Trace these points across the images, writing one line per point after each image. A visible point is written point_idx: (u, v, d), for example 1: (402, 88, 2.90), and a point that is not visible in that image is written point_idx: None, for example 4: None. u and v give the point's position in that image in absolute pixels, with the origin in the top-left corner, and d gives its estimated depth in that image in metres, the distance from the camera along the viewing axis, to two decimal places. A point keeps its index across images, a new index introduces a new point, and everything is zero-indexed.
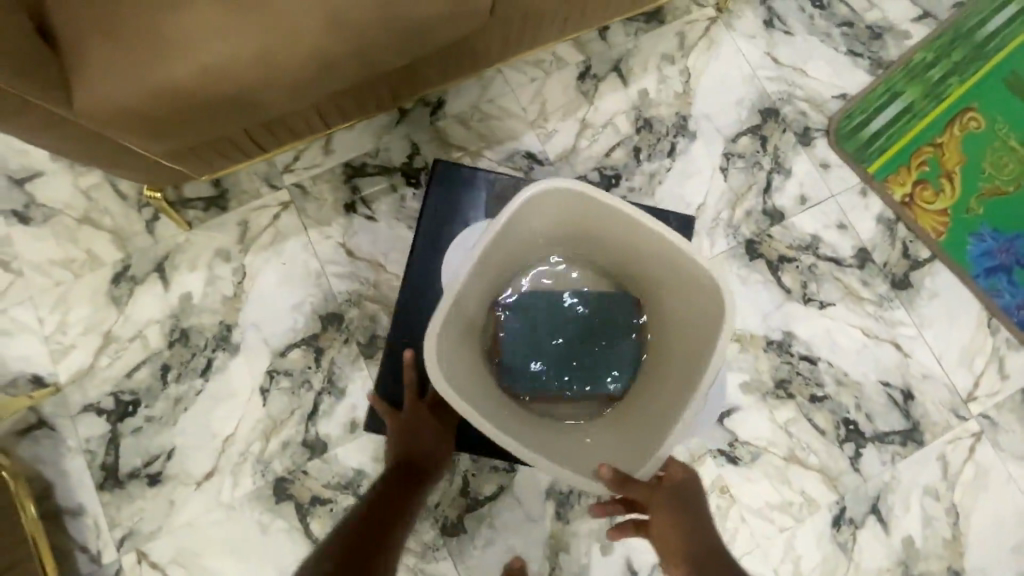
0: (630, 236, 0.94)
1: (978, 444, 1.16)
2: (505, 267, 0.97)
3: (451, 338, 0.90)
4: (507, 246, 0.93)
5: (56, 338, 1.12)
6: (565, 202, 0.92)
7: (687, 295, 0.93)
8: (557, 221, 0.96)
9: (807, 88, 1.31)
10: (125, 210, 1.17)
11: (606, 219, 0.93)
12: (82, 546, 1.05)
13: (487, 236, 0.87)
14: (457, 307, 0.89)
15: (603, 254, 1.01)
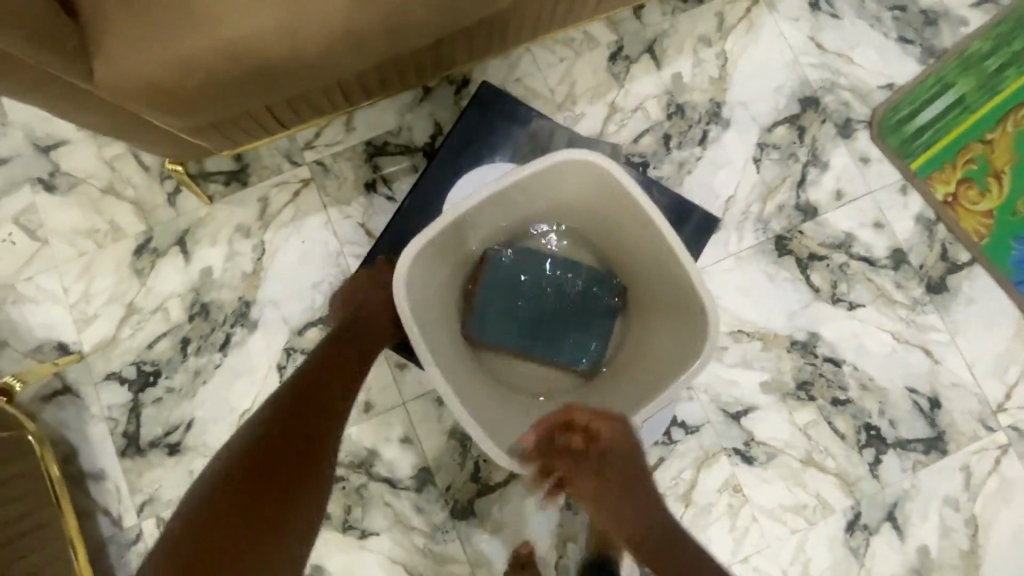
0: (644, 237, 0.94)
1: (1004, 456, 1.12)
2: (507, 224, 1.00)
3: (430, 266, 0.92)
4: (520, 196, 0.95)
5: (81, 307, 1.14)
6: (596, 182, 0.92)
7: (681, 312, 0.93)
8: (579, 197, 0.97)
9: (851, 77, 1.24)
10: (148, 181, 1.17)
11: (626, 212, 0.93)
12: (104, 510, 1.08)
13: (503, 178, 0.90)
14: (446, 235, 0.92)
15: (611, 246, 1.01)
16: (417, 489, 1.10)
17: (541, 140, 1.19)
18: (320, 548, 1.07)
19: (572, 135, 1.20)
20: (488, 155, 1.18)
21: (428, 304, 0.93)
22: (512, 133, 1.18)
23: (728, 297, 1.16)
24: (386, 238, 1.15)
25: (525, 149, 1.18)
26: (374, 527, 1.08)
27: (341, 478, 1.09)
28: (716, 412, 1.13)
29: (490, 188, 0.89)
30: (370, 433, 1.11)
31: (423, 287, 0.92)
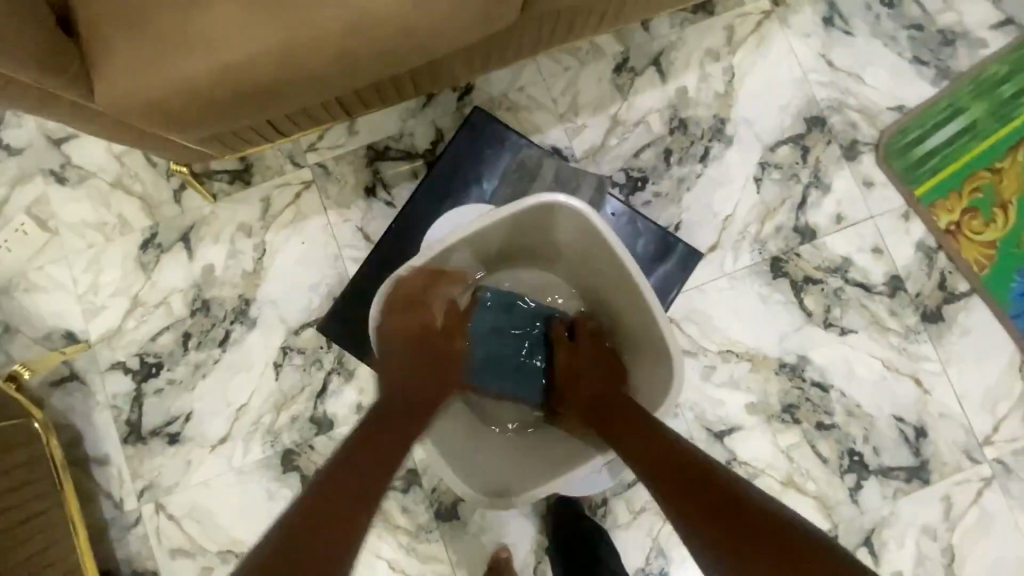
0: (620, 281, 0.94)
1: (987, 489, 1.13)
2: (489, 257, 1.01)
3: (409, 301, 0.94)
4: (501, 235, 0.96)
5: (89, 297, 1.18)
6: (579, 230, 0.93)
7: (652, 356, 0.95)
8: (560, 237, 0.98)
9: (861, 97, 1.21)
10: (155, 177, 1.20)
11: (603, 256, 0.94)
12: (107, 493, 1.14)
13: (483, 218, 0.91)
14: (428, 272, 0.94)
15: (591, 285, 1.02)
16: (403, 490, 1.13)
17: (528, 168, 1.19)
18: None
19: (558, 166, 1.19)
20: (477, 179, 1.19)
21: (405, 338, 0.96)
22: (502, 156, 1.19)
23: (720, 317, 1.17)
24: (384, 244, 1.17)
25: (513, 175, 1.19)
26: None
27: None
28: (700, 430, 1.15)
29: (469, 228, 0.90)
30: None
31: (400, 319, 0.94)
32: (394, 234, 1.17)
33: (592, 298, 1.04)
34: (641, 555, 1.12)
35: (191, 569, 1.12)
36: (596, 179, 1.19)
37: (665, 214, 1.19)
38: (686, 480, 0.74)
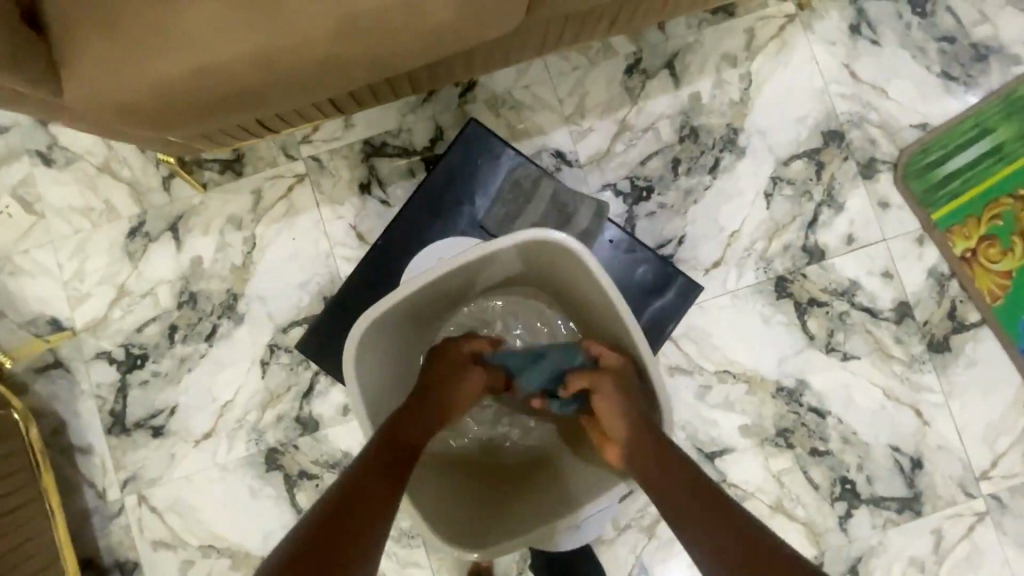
0: (615, 321, 0.88)
1: (979, 524, 1.11)
2: (477, 284, 0.96)
3: (389, 329, 0.89)
4: (490, 264, 0.90)
5: (74, 284, 1.15)
6: (572, 265, 0.86)
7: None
8: (556, 270, 0.91)
9: (882, 111, 1.16)
10: (144, 163, 1.16)
11: (597, 298, 0.88)
12: (90, 482, 1.13)
13: (472, 250, 0.84)
14: (410, 302, 0.88)
15: (585, 316, 0.97)
16: None
17: (524, 188, 1.11)
18: None
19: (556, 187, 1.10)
20: (469, 196, 1.11)
21: (382, 371, 0.90)
22: (497, 171, 1.11)
23: (719, 336, 1.13)
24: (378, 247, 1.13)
25: (507, 196, 1.10)
26: None
27: (316, 475, 1.13)
28: (691, 450, 1.13)
29: (456, 260, 0.83)
30: (347, 434, 1.13)
31: (377, 350, 0.88)
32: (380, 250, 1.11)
33: (585, 332, 0.99)
34: (623, 572, 1.11)
35: (172, 563, 1.12)
36: (599, 186, 1.14)
37: (669, 227, 1.14)
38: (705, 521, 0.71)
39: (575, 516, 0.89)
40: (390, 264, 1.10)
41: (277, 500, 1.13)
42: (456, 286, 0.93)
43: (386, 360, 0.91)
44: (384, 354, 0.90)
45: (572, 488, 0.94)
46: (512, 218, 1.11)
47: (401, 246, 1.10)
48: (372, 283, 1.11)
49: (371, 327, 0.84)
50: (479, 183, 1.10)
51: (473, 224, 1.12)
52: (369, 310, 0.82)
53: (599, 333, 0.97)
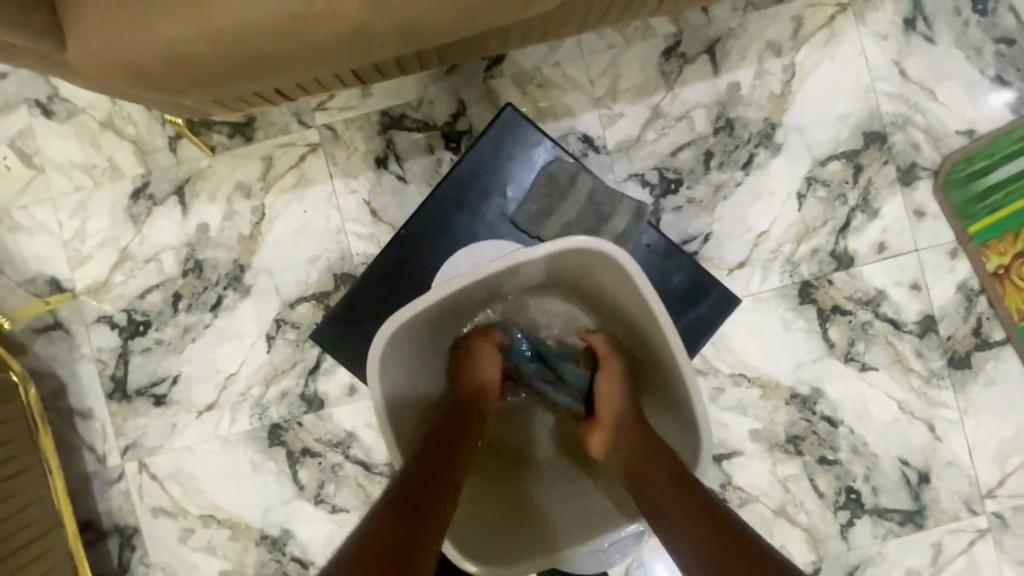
0: (654, 337, 0.82)
1: (980, 540, 1.11)
2: (507, 285, 0.90)
3: (413, 331, 0.84)
4: (523, 268, 0.84)
5: (75, 244, 1.11)
6: (612, 272, 0.81)
7: (679, 424, 0.83)
8: (595, 278, 0.86)
9: (929, 114, 1.10)
10: (151, 121, 1.11)
11: (638, 310, 0.82)
12: (89, 447, 1.12)
13: (506, 258, 0.78)
14: (438, 305, 0.83)
15: (620, 324, 0.91)
16: (390, 477, 1.11)
17: (559, 184, 0.98)
18: (291, 515, 1.11)
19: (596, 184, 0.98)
20: (500, 188, 0.98)
21: (406, 376, 0.86)
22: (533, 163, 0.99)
23: (737, 338, 1.11)
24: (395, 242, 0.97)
25: (541, 191, 0.98)
26: (344, 504, 1.11)
27: (318, 454, 1.11)
28: None
29: (490, 266, 0.78)
30: (351, 414, 1.11)
31: (401, 356, 0.84)
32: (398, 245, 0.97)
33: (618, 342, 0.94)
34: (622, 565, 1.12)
35: (171, 531, 1.11)
36: (626, 176, 1.09)
37: (695, 223, 1.10)
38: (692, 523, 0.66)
39: (596, 542, 0.83)
40: (412, 258, 0.98)
41: (278, 475, 1.11)
42: (486, 288, 0.88)
43: (409, 366, 0.86)
44: (405, 357, 0.85)
45: (592, 511, 0.87)
46: (545, 215, 0.99)
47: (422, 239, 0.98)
48: (388, 282, 0.98)
49: (396, 333, 0.79)
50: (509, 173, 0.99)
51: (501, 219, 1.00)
52: (396, 315, 0.78)
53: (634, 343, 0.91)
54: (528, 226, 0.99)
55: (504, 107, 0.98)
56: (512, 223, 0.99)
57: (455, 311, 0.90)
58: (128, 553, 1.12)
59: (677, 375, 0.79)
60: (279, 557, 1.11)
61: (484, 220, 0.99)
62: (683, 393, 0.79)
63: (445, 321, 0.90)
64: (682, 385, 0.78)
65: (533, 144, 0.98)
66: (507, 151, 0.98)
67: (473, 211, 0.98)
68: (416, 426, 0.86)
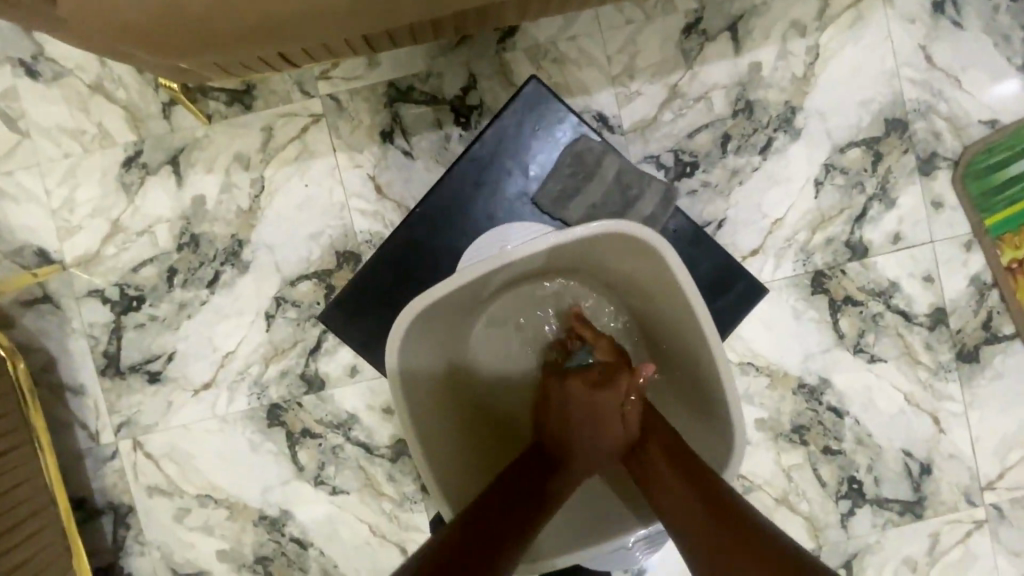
0: (682, 325, 0.81)
1: (976, 531, 1.12)
2: (529, 273, 0.88)
3: (433, 319, 0.82)
4: (548, 255, 0.82)
5: (64, 214, 1.06)
6: (641, 256, 0.79)
7: (706, 415, 0.81)
8: (624, 265, 0.84)
9: (952, 102, 1.08)
10: (144, 86, 1.05)
11: (668, 295, 0.80)
12: (81, 424, 1.09)
13: (532, 243, 0.76)
14: (459, 292, 0.81)
15: (645, 313, 0.89)
16: (392, 459, 1.09)
17: (586, 164, 0.94)
18: (290, 496, 1.09)
19: (623, 165, 0.95)
20: (519, 166, 0.95)
21: (426, 365, 0.83)
22: (555, 139, 0.95)
23: (747, 328, 1.09)
24: (408, 220, 0.93)
25: (565, 170, 0.94)
26: (344, 486, 1.09)
27: (319, 435, 1.09)
28: None
29: (519, 249, 0.76)
30: (353, 395, 1.09)
31: (421, 341, 0.81)
32: (414, 224, 0.93)
33: (642, 331, 0.92)
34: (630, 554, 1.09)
35: (166, 510, 1.09)
36: (640, 158, 1.06)
37: (709, 208, 1.07)
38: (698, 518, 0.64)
39: (620, 538, 0.79)
40: (425, 239, 0.93)
41: (277, 456, 1.09)
42: (510, 275, 0.85)
43: (428, 354, 0.84)
44: (423, 346, 0.82)
45: (616, 505, 0.84)
46: (568, 195, 0.95)
47: (440, 219, 0.93)
48: (401, 263, 0.93)
49: (417, 317, 0.77)
50: (530, 151, 0.95)
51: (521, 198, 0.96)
52: (419, 297, 0.75)
53: (658, 333, 0.89)
54: (551, 206, 0.95)
55: (528, 80, 0.93)
56: (534, 203, 0.95)
57: (475, 300, 0.88)
58: (122, 531, 1.09)
59: (707, 360, 0.76)
60: (278, 538, 1.09)
61: (504, 200, 0.95)
62: (714, 379, 0.77)
63: (465, 308, 0.87)
64: (712, 374, 0.77)
65: (557, 121, 0.94)
66: (530, 128, 0.94)
67: (491, 189, 0.94)
68: (435, 416, 0.83)
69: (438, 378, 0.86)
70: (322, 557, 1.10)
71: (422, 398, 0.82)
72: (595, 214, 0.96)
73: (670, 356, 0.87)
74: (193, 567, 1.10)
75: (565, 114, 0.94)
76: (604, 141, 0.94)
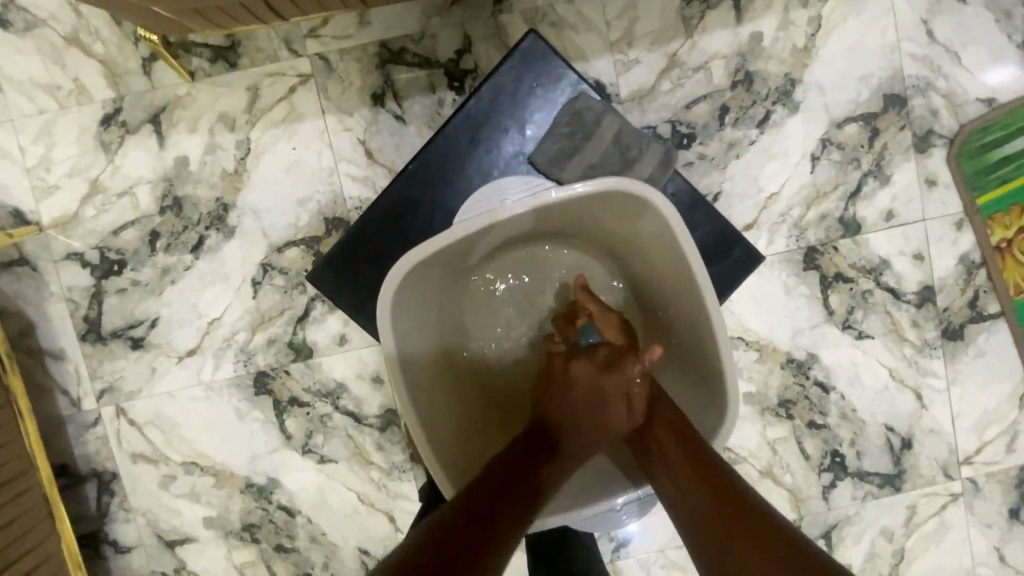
0: (678, 287, 0.80)
1: (952, 504, 1.14)
2: (522, 235, 0.87)
3: (423, 281, 0.80)
4: (543, 216, 0.81)
5: (39, 173, 1.02)
6: (638, 213, 0.78)
7: (700, 379, 0.82)
8: (625, 228, 0.83)
9: (951, 79, 1.07)
10: (123, 40, 1.01)
11: (669, 261, 0.79)
12: (62, 389, 1.06)
13: (526, 201, 0.75)
14: (452, 251, 0.80)
15: (638, 277, 0.89)
16: (380, 429, 1.09)
17: (585, 124, 0.93)
18: (277, 464, 1.08)
19: (623, 126, 0.94)
20: (516, 124, 0.92)
21: (419, 331, 0.82)
22: (554, 98, 0.93)
23: (737, 303, 1.09)
24: (400, 182, 0.91)
25: (564, 130, 0.93)
26: (333, 455, 1.09)
27: (307, 404, 1.08)
28: None
29: (520, 206, 0.75)
30: (342, 364, 1.07)
31: (414, 301, 0.80)
32: (406, 182, 0.90)
33: (638, 297, 0.92)
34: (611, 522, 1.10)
35: (151, 477, 1.08)
36: (638, 128, 1.04)
37: (705, 180, 1.06)
38: (709, 507, 0.65)
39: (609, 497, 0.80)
40: (418, 199, 0.91)
41: (264, 423, 1.08)
42: (502, 237, 0.85)
43: (421, 314, 0.83)
44: (415, 311, 0.81)
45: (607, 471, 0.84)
46: (567, 156, 0.93)
47: (435, 176, 0.91)
48: (394, 225, 0.91)
49: (410, 272, 0.76)
50: (528, 109, 0.92)
51: (517, 159, 0.94)
52: (413, 250, 0.74)
53: (650, 297, 0.89)
54: (549, 167, 0.93)
55: (528, 34, 0.91)
56: (531, 163, 0.93)
57: (467, 263, 0.87)
58: (107, 498, 1.08)
59: (706, 328, 0.76)
60: (265, 505, 1.09)
61: (500, 160, 0.93)
62: (711, 350, 0.77)
63: (456, 272, 0.87)
64: (708, 336, 0.77)
65: (556, 78, 0.92)
66: (529, 85, 0.92)
67: (486, 147, 0.92)
68: (428, 379, 0.82)
69: (431, 343, 0.85)
70: (309, 524, 1.09)
71: (415, 366, 0.80)
72: (593, 175, 0.95)
73: (665, 326, 0.87)
74: (179, 534, 1.09)
75: (565, 73, 0.92)
76: (604, 101, 0.92)
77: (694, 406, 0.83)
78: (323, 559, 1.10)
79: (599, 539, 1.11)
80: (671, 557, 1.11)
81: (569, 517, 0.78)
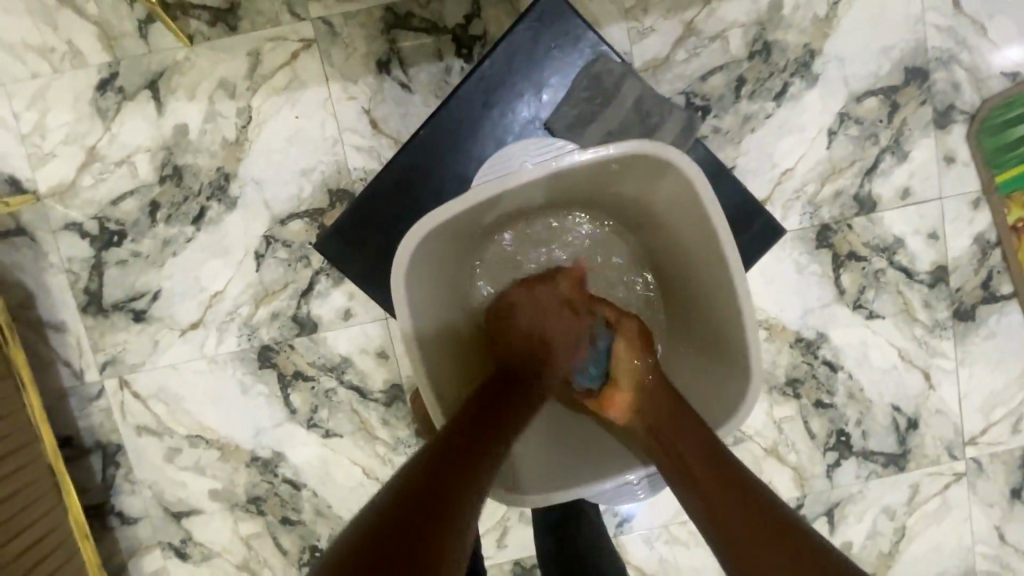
0: (700, 256, 0.78)
1: (955, 483, 1.15)
2: (536, 205, 0.85)
3: (436, 250, 0.78)
4: (561, 183, 0.79)
5: (34, 140, 0.99)
6: (661, 178, 0.76)
7: (719, 352, 0.80)
8: (646, 193, 0.81)
9: (975, 52, 1.04)
10: (117, 1, 0.97)
11: (691, 228, 0.77)
12: (64, 362, 1.05)
13: (546, 167, 0.73)
14: (467, 218, 0.78)
15: (655, 246, 0.88)
16: (385, 405, 1.08)
17: (603, 88, 0.90)
18: (281, 438, 1.08)
19: (643, 91, 0.92)
20: (529, 89, 0.89)
21: (430, 305, 0.79)
22: (570, 61, 0.89)
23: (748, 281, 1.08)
24: (409, 149, 0.88)
25: (580, 94, 0.90)
26: (338, 429, 1.08)
27: (312, 377, 1.07)
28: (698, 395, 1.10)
29: (539, 169, 0.72)
30: (346, 339, 1.06)
31: (426, 272, 0.78)
32: (417, 147, 0.88)
33: (654, 267, 0.91)
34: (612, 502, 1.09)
35: (156, 450, 1.08)
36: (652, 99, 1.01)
37: (719, 154, 1.03)
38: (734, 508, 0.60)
39: (620, 474, 0.78)
40: (427, 167, 0.89)
41: (269, 398, 1.07)
42: (518, 204, 0.83)
43: (433, 289, 0.80)
44: (427, 280, 0.79)
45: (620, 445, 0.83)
46: (583, 123, 0.91)
47: (448, 143, 0.88)
48: (403, 194, 0.89)
49: (423, 242, 0.74)
50: (544, 73, 0.89)
51: (531, 125, 0.91)
52: (426, 218, 0.72)
53: (670, 269, 0.88)
54: (564, 132, 0.91)
55: None
56: (546, 129, 0.91)
57: (478, 232, 0.85)
58: (112, 470, 1.08)
59: (731, 302, 0.75)
60: (271, 479, 1.09)
61: (514, 125, 0.90)
62: (734, 319, 0.76)
63: (466, 241, 0.84)
64: (731, 307, 0.75)
65: (573, 40, 0.89)
66: (545, 47, 0.89)
67: (500, 112, 0.89)
68: (446, 358, 0.81)
69: (444, 317, 0.82)
70: (314, 498, 1.10)
71: (431, 340, 0.79)
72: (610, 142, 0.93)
73: (684, 297, 0.86)
74: (185, 506, 1.09)
75: (582, 35, 0.89)
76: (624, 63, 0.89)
77: (710, 380, 0.82)
78: (328, 531, 1.11)
79: (603, 514, 1.11)
80: (674, 533, 1.12)
81: (583, 491, 0.77)
